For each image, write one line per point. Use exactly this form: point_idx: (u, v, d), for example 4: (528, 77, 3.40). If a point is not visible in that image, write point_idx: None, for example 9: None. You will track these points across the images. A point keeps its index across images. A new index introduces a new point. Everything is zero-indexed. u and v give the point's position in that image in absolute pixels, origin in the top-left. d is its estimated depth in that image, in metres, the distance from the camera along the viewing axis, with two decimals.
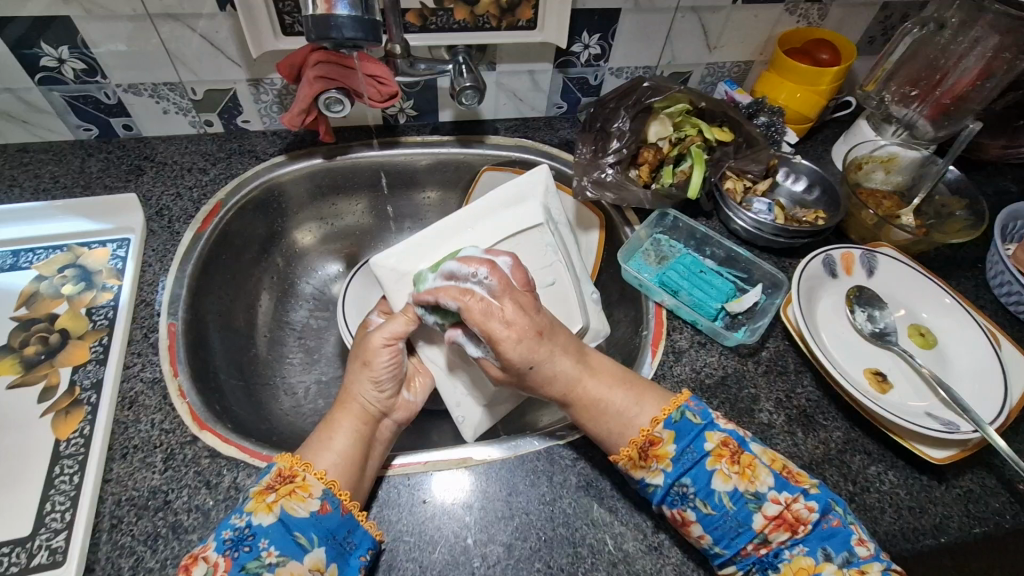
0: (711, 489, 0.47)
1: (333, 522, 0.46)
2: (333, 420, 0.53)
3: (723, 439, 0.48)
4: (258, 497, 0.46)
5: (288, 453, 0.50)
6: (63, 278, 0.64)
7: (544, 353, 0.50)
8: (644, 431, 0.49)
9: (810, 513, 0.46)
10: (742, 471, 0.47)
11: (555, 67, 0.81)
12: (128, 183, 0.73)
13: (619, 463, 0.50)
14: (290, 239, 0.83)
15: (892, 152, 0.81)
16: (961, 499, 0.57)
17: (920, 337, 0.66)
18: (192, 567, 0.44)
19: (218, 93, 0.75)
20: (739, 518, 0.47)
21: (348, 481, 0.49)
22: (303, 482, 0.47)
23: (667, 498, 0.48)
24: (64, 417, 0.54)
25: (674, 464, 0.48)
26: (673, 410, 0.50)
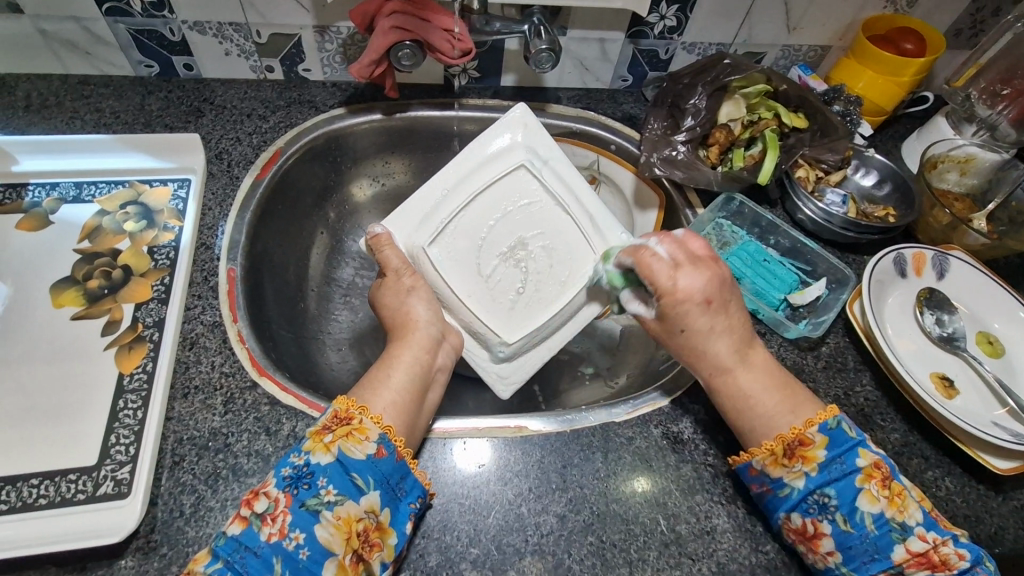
0: (856, 507, 0.45)
1: (388, 467, 0.47)
2: (395, 356, 0.55)
3: (877, 461, 0.47)
4: (315, 437, 0.46)
5: (345, 395, 0.50)
6: (125, 215, 0.63)
7: (702, 324, 0.52)
8: (794, 430, 0.49)
9: (959, 559, 0.44)
10: (892, 497, 0.45)
11: (627, 37, 0.78)
12: (189, 124, 0.72)
13: (754, 458, 0.50)
14: (342, 194, 0.82)
15: (971, 153, 0.77)
16: (1019, 513, 0.56)
17: (988, 345, 0.64)
18: (254, 502, 0.44)
19: (283, 38, 0.73)
20: (877, 544, 0.45)
21: (405, 422, 0.50)
22: (360, 424, 0.47)
23: (802, 505, 0.48)
24: (127, 352, 0.54)
25: (822, 471, 0.47)
26: (830, 417, 0.49)
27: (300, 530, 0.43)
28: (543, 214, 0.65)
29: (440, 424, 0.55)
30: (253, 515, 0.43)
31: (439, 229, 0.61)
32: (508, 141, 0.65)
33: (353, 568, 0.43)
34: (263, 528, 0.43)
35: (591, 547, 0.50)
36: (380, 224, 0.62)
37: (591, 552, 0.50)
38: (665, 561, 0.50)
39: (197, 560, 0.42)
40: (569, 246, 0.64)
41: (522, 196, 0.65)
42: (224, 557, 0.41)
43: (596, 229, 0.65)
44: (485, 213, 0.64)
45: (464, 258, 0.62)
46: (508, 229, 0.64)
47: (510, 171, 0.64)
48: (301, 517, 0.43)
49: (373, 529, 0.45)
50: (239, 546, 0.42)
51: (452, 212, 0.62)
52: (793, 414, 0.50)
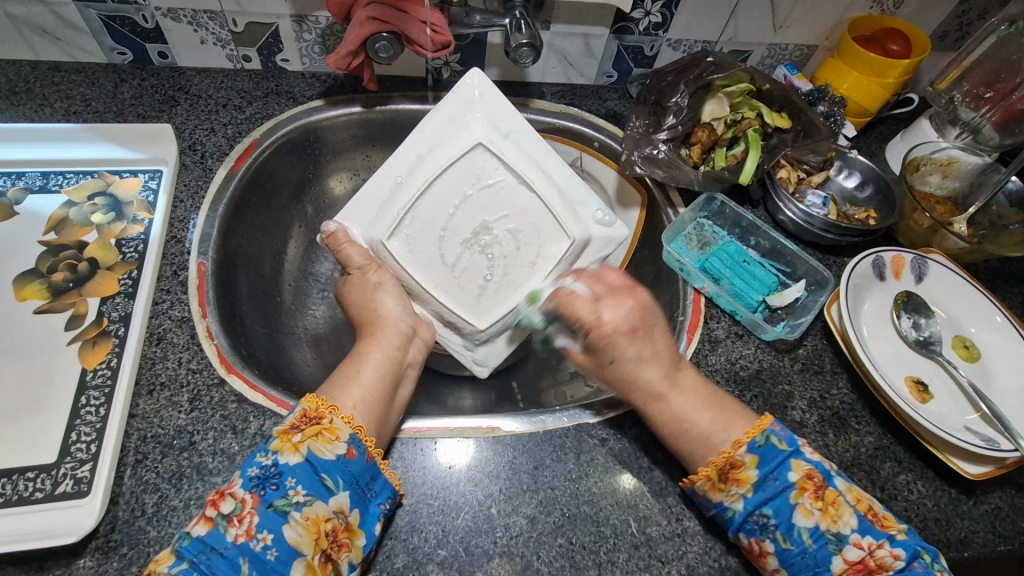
0: (792, 524, 0.46)
1: (358, 467, 0.46)
2: (364, 353, 0.55)
3: (808, 472, 0.47)
4: (282, 436, 0.45)
5: (313, 393, 0.48)
6: (93, 206, 0.62)
7: (631, 352, 0.52)
8: (725, 454, 0.49)
9: (895, 560, 0.44)
10: (825, 508, 0.45)
11: (612, 33, 0.77)
12: (162, 113, 0.70)
13: (695, 484, 0.50)
14: (321, 187, 0.81)
15: (952, 156, 0.78)
16: (988, 516, 0.57)
17: (963, 350, 0.64)
18: (219, 503, 0.43)
19: (260, 27, 0.71)
20: (817, 558, 0.45)
21: (375, 420, 0.49)
22: (330, 424, 0.46)
23: (745, 526, 0.48)
24: (91, 348, 0.53)
25: (756, 491, 0.47)
26: (757, 434, 0.49)
27: (268, 531, 0.42)
28: (508, 195, 0.62)
29: (413, 424, 0.55)
30: (219, 516, 0.42)
31: (398, 221, 0.59)
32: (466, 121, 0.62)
33: (321, 569, 0.42)
34: (230, 529, 0.42)
35: (561, 549, 0.50)
36: (338, 217, 0.60)
37: (560, 554, 0.50)
38: (635, 563, 0.50)
39: (160, 560, 0.40)
40: (536, 226, 0.62)
41: (483, 177, 0.61)
42: (189, 558, 0.40)
43: (564, 208, 0.61)
44: (447, 199, 0.61)
45: (425, 249, 0.60)
46: (470, 212, 0.62)
47: (470, 154, 0.61)
48: (269, 518, 0.42)
49: (342, 529, 0.44)
50: (204, 548, 0.41)
51: (410, 201, 0.59)
52: (726, 431, 0.50)
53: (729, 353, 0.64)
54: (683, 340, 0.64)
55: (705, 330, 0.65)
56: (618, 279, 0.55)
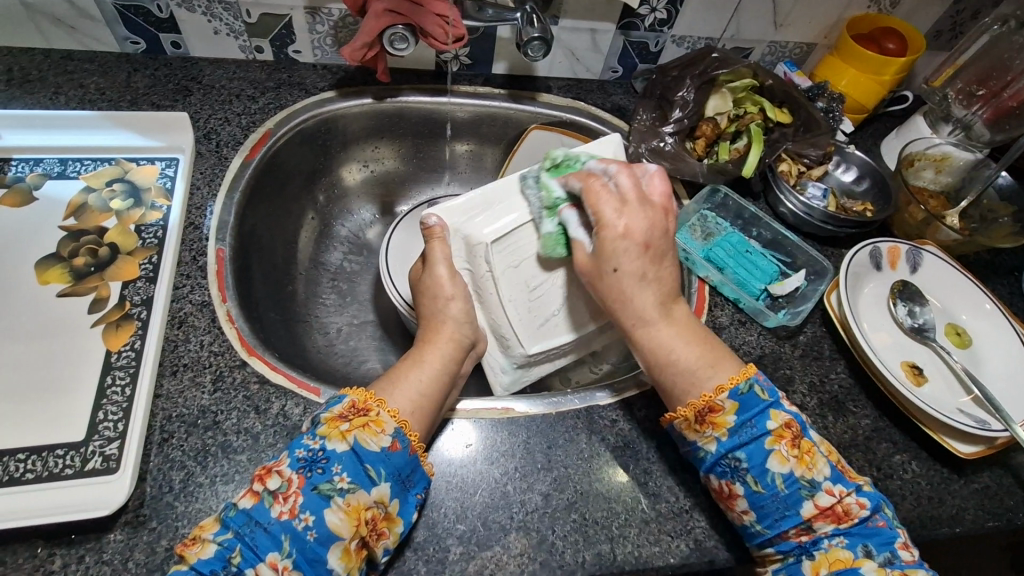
0: (766, 468, 0.47)
1: (402, 460, 0.47)
2: (421, 357, 0.55)
3: (785, 422, 0.49)
4: (331, 424, 0.47)
5: (362, 387, 0.50)
6: (111, 193, 0.63)
7: (634, 267, 0.54)
8: (704, 397, 0.50)
9: (860, 508, 0.47)
10: (801, 457, 0.48)
11: (618, 28, 0.79)
12: (176, 102, 0.71)
13: (675, 421, 0.52)
14: (331, 178, 0.82)
15: (946, 152, 0.80)
16: (979, 494, 0.59)
17: (956, 336, 0.67)
18: (265, 479, 0.45)
19: (274, 18, 0.72)
20: (787, 503, 0.47)
21: (421, 418, 0.50)
22: (377, 417, 0.48)
23: (718, 467, 0.50)
24: (114, 330, 0.54)
25: (732, 434, 0.49)
26: (740, 382, 0.50)
27: (310, 512, 0.43)
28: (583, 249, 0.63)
29: None
30: (265, 492, 0.44)
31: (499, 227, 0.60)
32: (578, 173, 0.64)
33: (356, 554, 0.44)
34: (275, 505, 0.43)
35: (574, 525, 0.52)
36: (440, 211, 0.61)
37: (574, 529, 0.51)
38: (645, 538, 0.52)
39: (206, 527, 0.43)
40: None
41: None
42: (235, 529, 0.42)
43: None
44: None
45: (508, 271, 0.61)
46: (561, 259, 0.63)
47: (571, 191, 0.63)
48: (312, 499, 0.44)
49: (381, 518, 0.46)
50: (249, 520, 0.43)
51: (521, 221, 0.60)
52: (714, 371, 0.52)
53: (732, 339, 0.66)
54: None
55: (709, 317, 0.67)
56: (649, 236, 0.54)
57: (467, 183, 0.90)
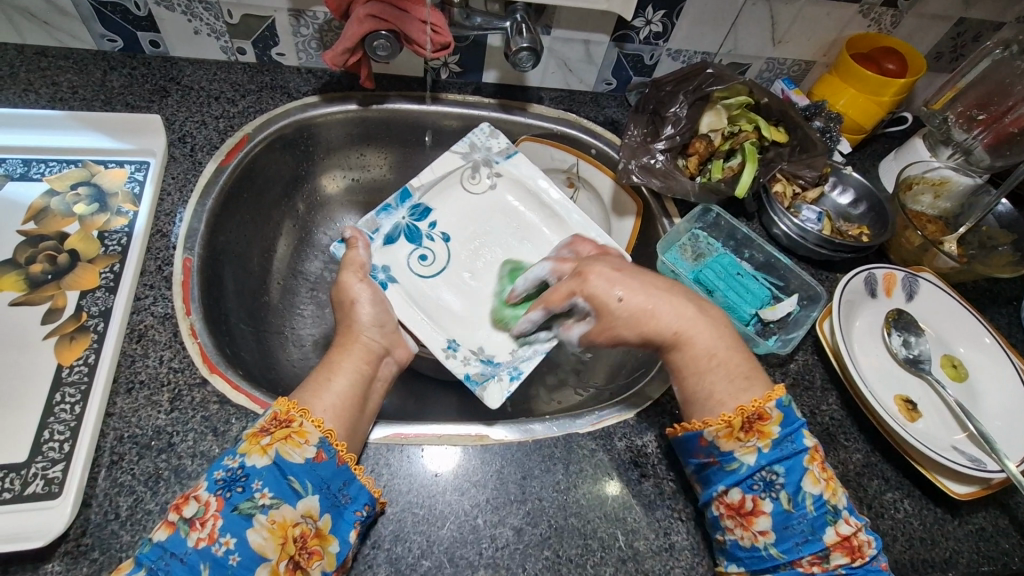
0: (801, 486, 0.46)
1: (328, 471, 0.45)
2: (335, 362, 0.53)
3: (818, 444, 0.48)
4: (251, 439, 0.44)
5: (284, 397, 0.48)
6: (76, 196, 0.60)
7: (633, 288, 0.54)
8: (753, 404, 0.49)
9: (873, 548, 0.45)
10: (829, 481, 0.46)
11: (612, 40, 0.77)
12: (152, 103, 0.69)
13: (708, 428, 0.49)
14: (313, 185, 0.80)
15: (945, 175, 0.78)
16: (972, 536, 0.57)
17: (952, 369, 0.64)
18: (183, 506, 0.42)
19: (256, 20, 0.70)
20: (812, 525, 0.45)
21: (347, 425, 0.49)
22: (300, 428, 0.45)
23: (747, 481, 0.47)
24: (67, 343, 0.51)
25: (774, 447, 0.47)
26: (782, 396, 0.49)
27: (231, 535, 0.41)
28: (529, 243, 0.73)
29: (397, 429, 0.54)
30: (181, 520, 0.41)
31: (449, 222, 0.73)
32: (491, 154, 0.75)
33: None
34: (191, 533, 0.41)
35: (547, 562, 0.49)
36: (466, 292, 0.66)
37: (547, 566, 0.49)
38: None
39: (120, 569, 0.39)
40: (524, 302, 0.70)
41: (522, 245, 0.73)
42: (148, 564, 0.39)
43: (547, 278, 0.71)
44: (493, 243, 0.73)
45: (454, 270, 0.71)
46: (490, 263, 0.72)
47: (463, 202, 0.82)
48: (232, 521, 0.41)
49: (311, 535, 0.43)
50: (164, 553, 0.40)
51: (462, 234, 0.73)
52: (748, 391, 0.50)
53: None
54: None
55: None
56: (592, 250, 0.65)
57: None
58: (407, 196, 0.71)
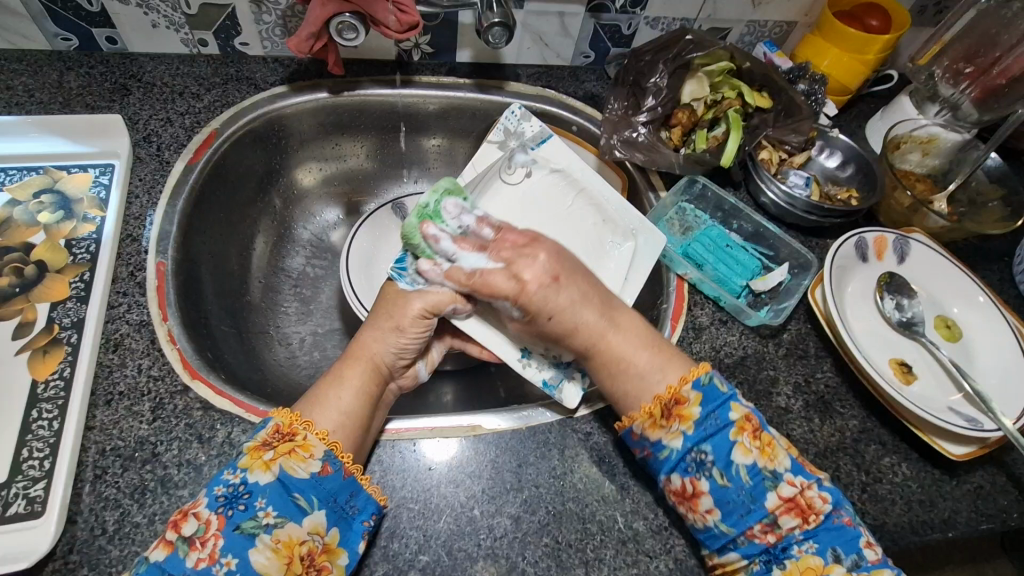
0: (731, 460, 0.46)
1: (335, 483, 0.45)
2: (341, 375, 0.50)
3: (747, 413, 0.48)
4: (253, 454, 0.44)
5: (286, 407, 0.47)
6: (40, 205, 0.58)
7: (564, 300, 0.51)
8: (670, 390, 0.49)
9: (823, 503, 0.46)
10: (763, 448, 0.47)
11: (587, 11, 0.75)
12: (113, 103, 0.66)
13: (634, 422, 0.50)
14: (288, 179, 0.77)
15: (933, 132, 0.77)
16: (971, 496, 0.58)
17: (946, 330, 0.64)
18: (181, 524, 0.41)
19: (215, 9, 0.67)
20: (752, 495, 0.46)
21: (355, 433, 0.48)
22: (304, 441, 0.45)
23: (680, 465, 0.48)
24: (41, 358, 0.50)
25: (697, 428, 0.48)
26: (702, 374, 0.49)
27: (233, 555, 0.40)
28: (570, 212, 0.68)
29: (391, 425, 0.53)
30: (179, 539, 0.40)
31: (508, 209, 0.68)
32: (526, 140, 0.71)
33: None
34: (190, 553, 0.40)
35: (546, 549, 0.49)
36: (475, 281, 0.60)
37: (547, 553, 0.49)
38: (622, 559, 0.49)
39: None
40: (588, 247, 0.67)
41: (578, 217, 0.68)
42: None
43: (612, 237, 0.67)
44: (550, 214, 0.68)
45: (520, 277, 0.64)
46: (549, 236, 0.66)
47: None
48: (234, 541, 0.41)
49: (319, 551, 0.43)
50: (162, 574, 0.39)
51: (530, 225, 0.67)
52: (664, 370, 0.51)
53: (713, 341, 0.63)
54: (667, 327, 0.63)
55: (689, 317, 0.64)
56: (520, 235, 0.54)
57: (438, 179, 0.86)
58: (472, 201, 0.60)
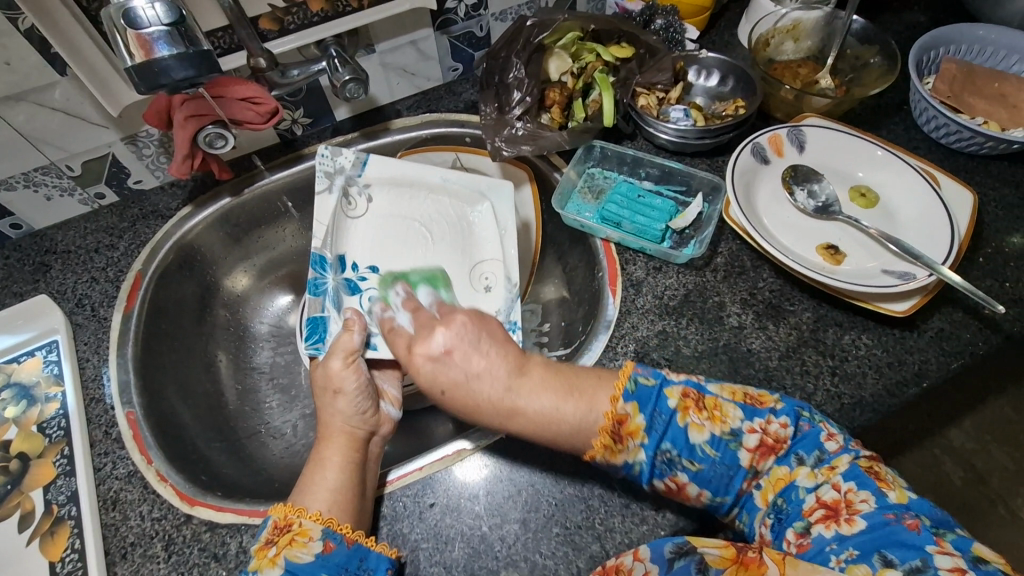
0: (692, 445, 0.47)
1: (342, 556, 0.47)
2: (321, 456, 0.54)
3: (683, 390, 0.49)
4: (259, 555, 0.46)
5: (280, 503, 0.50)
6: (2, 401, 0.61)
7: (456, 374, 0.53)
8: (609, 415, 0.47)
9: (785, 430, 0.47)
10: (712, 415, 0.48)
11: (436, 30, 0.77)
12: (38, 283, 0.69)
13: (596, 457, 0.48)
14: (226, 286, 0.80)
15: (795, 19, 0.79)
16: (935, 341, 0.60)
17: (862, 199, 0.66)
18: None
19: (97, 163, 0.70)
20: (727, 463, 0.47)
21: (352, 504, 0.50)
22: (301, 527, 0.47)
23: (655, 472, 0.48)
24: (50, 539, 0.53)
25: (650, 434, 0.47)
26: (629, 380, 0.49)
27: None
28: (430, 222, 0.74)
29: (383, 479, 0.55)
30: None
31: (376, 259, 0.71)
32: (349, 172, 0.72)
33: None
34: None
35: (559, 538, 0.52)
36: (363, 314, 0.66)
37: (560, 542, 0.52)
38: (630, 522, 0.52)
39: None
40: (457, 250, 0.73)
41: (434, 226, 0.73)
42: None
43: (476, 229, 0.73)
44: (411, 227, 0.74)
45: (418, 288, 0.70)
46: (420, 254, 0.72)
47: None
48: None
49: None
50: None
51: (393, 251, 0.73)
52: (592, 410, 0.48)
53: (655, 289, 0.65)
54: (608, 294, 0.65)
55: (626, 276, 0.66)
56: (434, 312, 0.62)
57: None
58: (323, 261, 0.68)
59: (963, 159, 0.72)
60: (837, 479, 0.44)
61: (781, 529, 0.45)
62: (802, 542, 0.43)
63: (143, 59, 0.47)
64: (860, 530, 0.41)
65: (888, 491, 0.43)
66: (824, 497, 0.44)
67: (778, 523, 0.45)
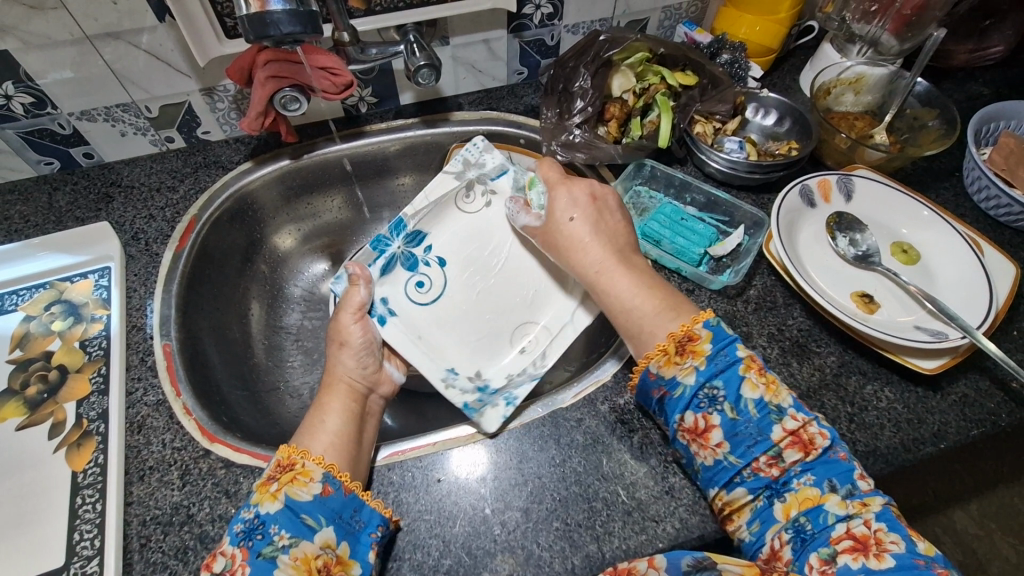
0: (740, 395, 0.50)
1: (338, 502, 0.49)
2: (323, 402, 0.56)
3: (751, 353, 0.52)
4: (261, 489, 0.48)
5: (285, 444, 0.51)
6: (51, 316, 0.65)
7: (584, 226, 0.60)
8: (684, 328, 0.53)
9: (823, 439, 0.48)
10: (768, 384, 0.50)
11: (509, 33, 0.80)
12: (99, 211, 0.73)
13: (651, 362, 0.53)
14: (270, 244, 0.83)
15: (860, 72, 0.80)
16: (958, 406, 0.60)
17: (903, 255, 0.67)
18: (212, 563, 0.46)
19: (174, 108, 0.74)
20: (760, 426, 0.49)
21: (348, 457, 0.52)
22: (303, 468, 0.49)
23: (694, 400, 0.50)
24: (76, 450, 0.55)
25: (709, 363, 0.51)
26: (710, 317, 0.53)
27: None
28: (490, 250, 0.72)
29: (395, 449, 0.57)
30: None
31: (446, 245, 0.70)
32: (485, 172, 0.73)
33: None
34: None
35: (558, 532, 0.52)
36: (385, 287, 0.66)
37: (559, 536, 0.52)
38: (630, 529, 0.52)
39: None
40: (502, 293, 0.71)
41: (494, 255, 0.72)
42: None
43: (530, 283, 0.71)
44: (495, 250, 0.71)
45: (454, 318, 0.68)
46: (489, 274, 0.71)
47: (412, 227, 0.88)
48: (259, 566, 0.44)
49: (333, 563, 0.46)
50: None
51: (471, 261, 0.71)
52: (675, 313, 0.55)
53: None
54: None
55: None
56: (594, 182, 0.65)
57: None
58: (401, 226, 0.69)
59: (1008, 234, 0.72)
60: (870, 516, 0.44)
61: (803, 551, 0.44)
62: (827, 568, 0.42)
63: (258, 9, 0.50)
64: (889, 568, 0.41)
65: (917, 540, 0.43)
66: (855, 529, 0.44)
67: (800, 544, 0.45)
